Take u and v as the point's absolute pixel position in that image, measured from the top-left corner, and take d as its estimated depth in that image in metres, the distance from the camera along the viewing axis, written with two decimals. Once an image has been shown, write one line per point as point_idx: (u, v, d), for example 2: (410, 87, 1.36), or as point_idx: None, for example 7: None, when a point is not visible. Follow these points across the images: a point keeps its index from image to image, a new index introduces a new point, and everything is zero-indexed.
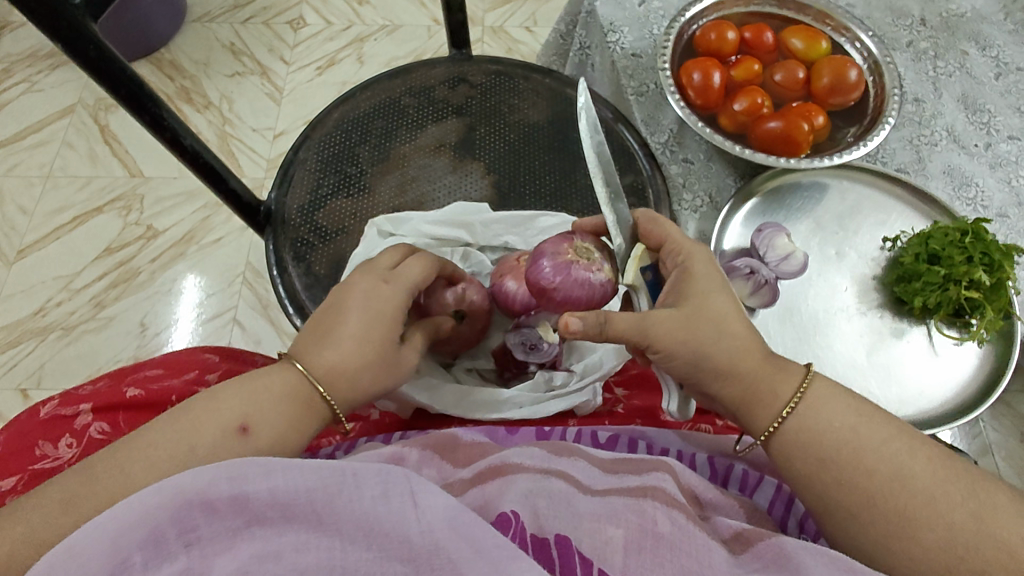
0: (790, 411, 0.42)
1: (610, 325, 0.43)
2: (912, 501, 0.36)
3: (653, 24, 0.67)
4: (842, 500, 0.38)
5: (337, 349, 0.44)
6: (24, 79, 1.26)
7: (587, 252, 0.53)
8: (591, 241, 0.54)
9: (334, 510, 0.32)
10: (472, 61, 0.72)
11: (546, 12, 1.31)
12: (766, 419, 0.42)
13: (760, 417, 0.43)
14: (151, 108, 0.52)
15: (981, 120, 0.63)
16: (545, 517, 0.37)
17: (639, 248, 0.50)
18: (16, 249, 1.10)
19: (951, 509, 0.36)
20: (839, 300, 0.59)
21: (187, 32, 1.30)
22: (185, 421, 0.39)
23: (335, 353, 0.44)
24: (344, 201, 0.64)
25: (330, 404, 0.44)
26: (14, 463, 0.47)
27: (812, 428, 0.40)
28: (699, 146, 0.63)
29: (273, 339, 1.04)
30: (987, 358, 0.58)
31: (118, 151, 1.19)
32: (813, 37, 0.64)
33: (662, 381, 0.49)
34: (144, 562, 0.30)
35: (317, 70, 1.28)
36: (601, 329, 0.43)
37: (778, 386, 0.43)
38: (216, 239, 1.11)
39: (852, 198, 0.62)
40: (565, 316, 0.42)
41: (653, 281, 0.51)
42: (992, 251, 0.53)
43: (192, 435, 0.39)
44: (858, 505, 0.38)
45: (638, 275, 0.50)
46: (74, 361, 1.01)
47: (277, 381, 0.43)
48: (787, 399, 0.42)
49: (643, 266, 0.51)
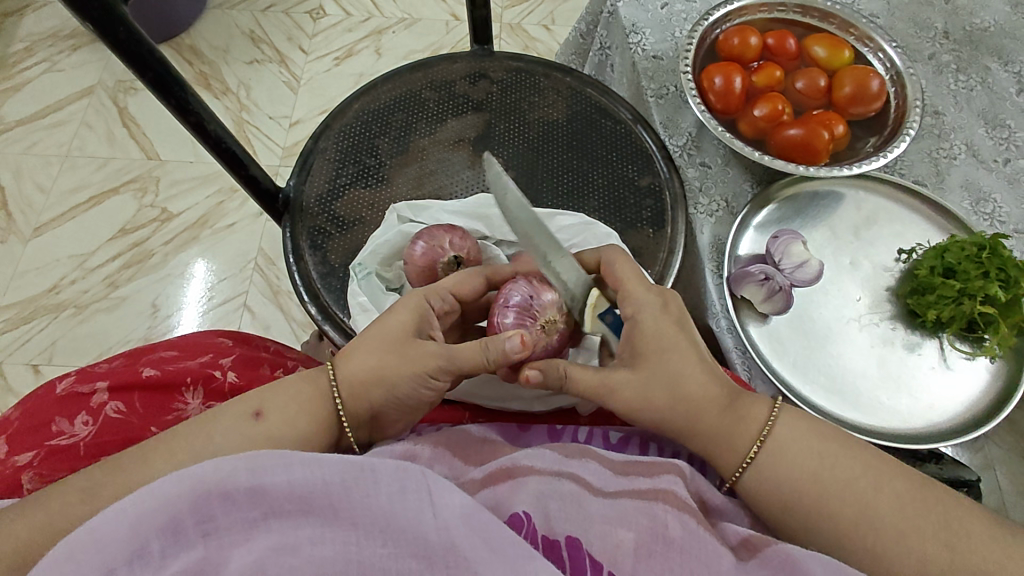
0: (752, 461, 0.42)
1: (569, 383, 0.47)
2: (892, 528, 0.38)
3: (675, 27, 0.67)
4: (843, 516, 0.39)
5: (378, 378, 0.45)
6: (46, 58, 1.27)
7: (552, 326, 0.51)
8: (551, 307, 0.51)
9: (351, 503, 0.33)
10: (493, 57, 0.72)
11: (565, 11, 1.31)
12: (732, 465, 0.43)
13: (729, 458, 0.43)
14: (178, 92, 0.53)
15: (1002, 135, 0.63)
16: (555, 519, 0.38)
17: (594, 295, 0.52)
18: (31, 227, 1.10)
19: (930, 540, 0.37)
20: (852, 310, 0.58)
21: (208, 17, 1.31)
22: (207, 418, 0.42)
23: (370, 388, 0.45)
24: (362, 192, 0.64)
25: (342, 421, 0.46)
26: (30, 439, 0.47)
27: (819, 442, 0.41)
28: (716, 150, 0.63)
29: (283, 326, 1.05)
30: (998, 374, 0.57)
31: (135, 133, 1.19)
32: (836, 45, 0.64)
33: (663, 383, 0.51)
34: (162, 549, 0.31)
35: (334, 60, 1.28)
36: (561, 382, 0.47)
37: (742, 428, 0.43)
38: (229, 225, 1.12)
39: (869, 208, 0.61)
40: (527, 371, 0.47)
41: (614, 323, 0.51)
42: (1009, 268, 0.54)
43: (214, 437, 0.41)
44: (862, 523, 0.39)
45: (597, 324, 0.52)
46: (86, 340, 1.02)
47: (297, 380, 0.46)
48: (754, 435, 0.43)
49: (600, 312, 0.52)
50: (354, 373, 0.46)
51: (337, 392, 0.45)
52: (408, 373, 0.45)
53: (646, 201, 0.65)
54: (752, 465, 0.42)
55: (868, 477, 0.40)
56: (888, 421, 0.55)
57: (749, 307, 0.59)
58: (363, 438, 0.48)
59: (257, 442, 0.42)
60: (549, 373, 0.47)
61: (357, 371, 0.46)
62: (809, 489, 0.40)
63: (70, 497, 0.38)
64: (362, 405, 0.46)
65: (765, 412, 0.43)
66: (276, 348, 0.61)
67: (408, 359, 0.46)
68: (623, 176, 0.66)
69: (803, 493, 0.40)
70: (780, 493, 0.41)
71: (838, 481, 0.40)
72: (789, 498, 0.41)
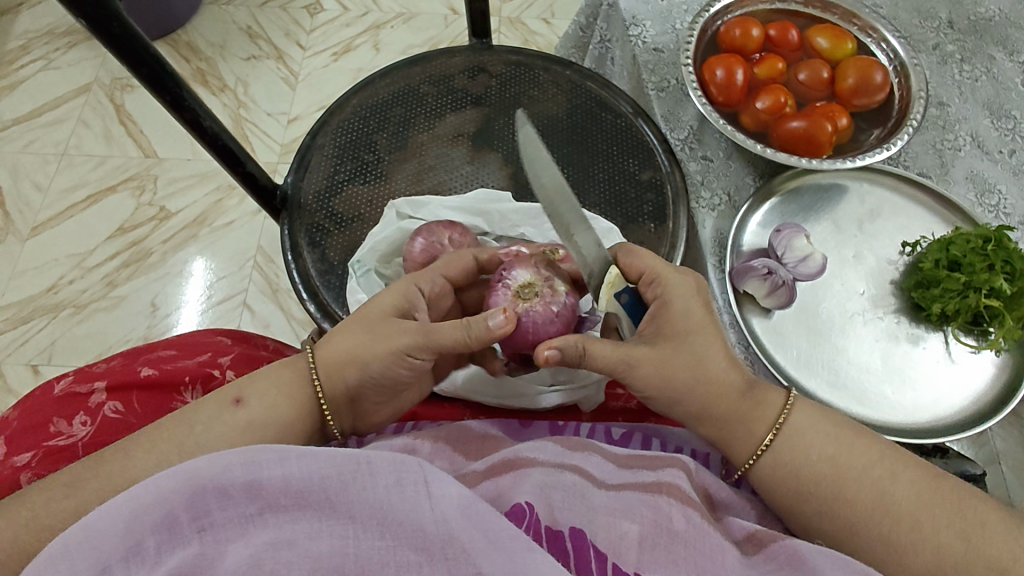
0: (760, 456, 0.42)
1: (589, 354, 0.44)
2: (896, 523, 0.38)
3: (675, 18, 0.66)
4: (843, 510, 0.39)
5: (352, 361, 0.45)
6: (42, 56, 1.26)
7: (530, 291, 0.51)
8: (524, 273, 0.52)
9: (349, 496, 0.32)
10: (492, 50, 0.71)
11: (565, 4, 1.30)
12: (745, 453, 0.43)
13: (745, 444, 0.43)
14: (173, 88, 0.52)
15: (1007, 126, 0.62)
16: (559, 509, 0.37)
17: (612, 273, 0.49)
18: (29, 226, 1.10)
19: (937, 531, 0.37)
20: (855, 304, 0.57)
21: (204, 14, 1.30)
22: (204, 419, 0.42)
23: (345, 369, 0.45)
24: (361, 187, 0.64)
25: (322, 408, 0.46)
26: (28, 439, 0.47)
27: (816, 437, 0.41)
28: (719, 144, 0.63)
29: (283, 324, 1.04)
30: (1004, 367, 0.57)
31: (132, 131, 1.19)
32: (839, 36, 0.63)
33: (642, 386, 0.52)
34: (158, 546, 0.31)
35: (332, 56, 1.27)
36: (580, 356, 0.44)
37: (754, 419, 0.43)
38: (227, 222, 1.11)
39: (872, 201, 0.61)
40: (544, 351, 0.43)
41: (630, 304, 0.49)
42: (1014, 260, 0.54)
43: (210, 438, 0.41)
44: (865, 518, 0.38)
45: (610, 302, 0.50)
46: (85, 339, 1.02)
47: (297, 379, 0.45)
48: (772, 419, 0.43)
49: (616, 291, 0.49)
50: (331, 356, 0.46)
51: (317, 377, 0.45)
52: (378, 352, 0.45)
53: (646, 194, 0.64)
54: (765, 453, 0.42)
55: (884, 465, 0.39)
56: (893, 416, 0.55)
57: (752, 302, 0.58)
58: (345, 426, 0.48)
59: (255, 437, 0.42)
60: (568, 348, 0.44)
61: (334, 352, 0.46)
62: (816, 481, 0.40)
63: (68, 497, 0.37)
64: (339, 390, 0.45)
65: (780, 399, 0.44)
66: (276, 347, 0.61)
67: (379, 338, 0.45)
68: (624, 169, 0.65)
69: (809, 484, 0.40)
70: (792, 483, 0.41)
71: (850, 469, 0.40)
72: (797, 488, 0.40)
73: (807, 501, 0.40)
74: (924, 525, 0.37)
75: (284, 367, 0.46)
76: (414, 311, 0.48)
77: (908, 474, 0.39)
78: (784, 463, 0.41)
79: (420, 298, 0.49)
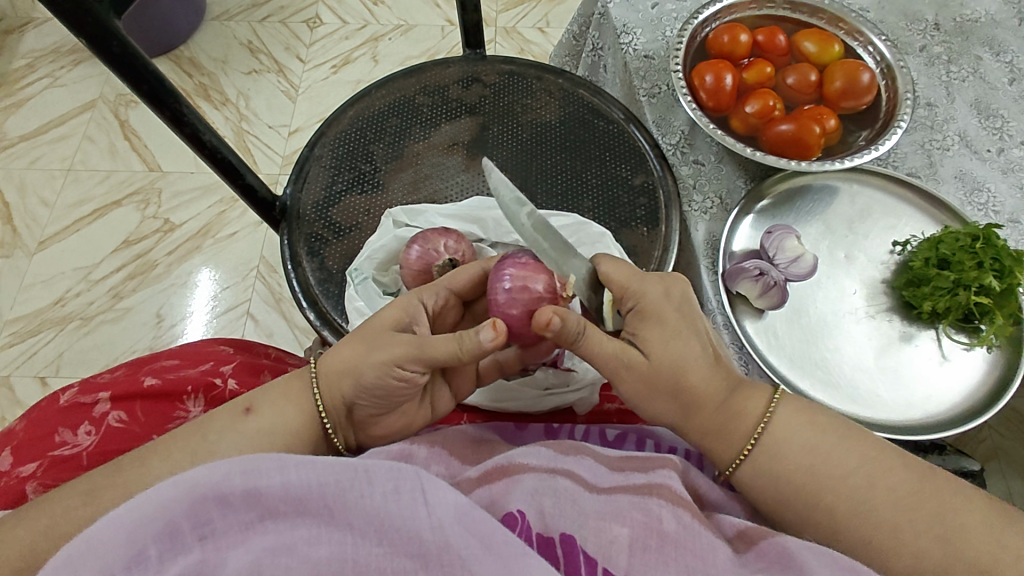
0: (747, 456, 0.43)
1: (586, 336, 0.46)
2: (879, 512, 0.39)
3: (665, 26, 0.67)
4: (826, 508, 0.40)
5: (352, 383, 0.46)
6: (47, 74, 1.28)
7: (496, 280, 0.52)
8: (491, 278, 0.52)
9: (346, 504, 0.33)
10: (486, 60, 0.73)
11: (559, 13, 1.32)
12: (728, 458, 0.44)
13: (723, 449, 0.44)
14: (172, 104, 0.53)
15: (994, 125, 0.63)
16: (550, 516, 0.38)
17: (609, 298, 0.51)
18: (36, 240, 1.12)
19: (908, 535, 0.38)
20: (849, 302, 0.58)
21: (206, 29, 1.32)
22: (205, 428, 0.43)
23: (351, 380, 0.46)
24: (358, 198, 0.65)
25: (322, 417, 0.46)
26: (33, 449, 0.48)
27: (805, 439, 0.42)
28: (710, 147, 0.63)
29: (286, 332, 1.05)
30: (997, 363, 0.57)
31: (136, 146, 1.21)
32: (825, 40, 0.64)
33: (585, 376, 0.55)
34: (160, 554, 0.32)
35: (332, 68, 1.29)
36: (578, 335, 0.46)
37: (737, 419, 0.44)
38: (230, 234, 1.13)
39: (863, 202, 0.61)
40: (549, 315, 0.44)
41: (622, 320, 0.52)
42: (1003, 257, 0.53)
43: (211, 446, 0.42)
44: (847, 524, 0.39)
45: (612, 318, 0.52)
46: (92, 351, 1.03)
47: (301, 392, 0.46)
48: (750, 430, 0.43)
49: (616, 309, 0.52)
50: (330, 365, 0.46)
51: (318, 386, 0.46)
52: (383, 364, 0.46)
53: (639, 199, 0.65)
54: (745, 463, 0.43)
55: (855, 466, 0.40)
56: (888, 413, 0.55)
57: (745, 303, 0.59)
58: (349, 439, 0.49)
59: (257, 437, 0.43)
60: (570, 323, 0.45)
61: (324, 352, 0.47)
62: (795, 488, 0.41)
63: (72, 506, 0.39)
64: (336, 397, 0.46)
65: (757, 408, 0.44)
66: (278, 355, 0.62)
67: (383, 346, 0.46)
68: (616, 175, 0.66)
69: (793, 474, 0.41)
70: (772, 490, 0.42)
71: (828, 471, 0.40)
72: (776, 488, 0.42)
73: (785, 501, 0.41)
74: (893, 528, 0.38)
75: (295, 376, 0.47)
76: (414, 323, 0.48)
77: (887, 480, 0.39)
78: (766, 465, 0.42)
79: (422, 311, 0.50)
